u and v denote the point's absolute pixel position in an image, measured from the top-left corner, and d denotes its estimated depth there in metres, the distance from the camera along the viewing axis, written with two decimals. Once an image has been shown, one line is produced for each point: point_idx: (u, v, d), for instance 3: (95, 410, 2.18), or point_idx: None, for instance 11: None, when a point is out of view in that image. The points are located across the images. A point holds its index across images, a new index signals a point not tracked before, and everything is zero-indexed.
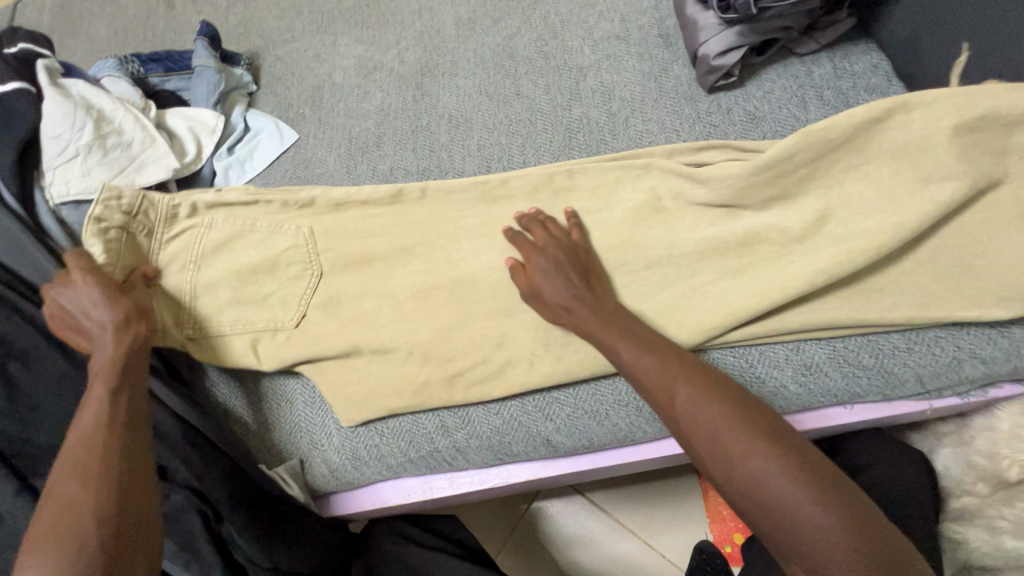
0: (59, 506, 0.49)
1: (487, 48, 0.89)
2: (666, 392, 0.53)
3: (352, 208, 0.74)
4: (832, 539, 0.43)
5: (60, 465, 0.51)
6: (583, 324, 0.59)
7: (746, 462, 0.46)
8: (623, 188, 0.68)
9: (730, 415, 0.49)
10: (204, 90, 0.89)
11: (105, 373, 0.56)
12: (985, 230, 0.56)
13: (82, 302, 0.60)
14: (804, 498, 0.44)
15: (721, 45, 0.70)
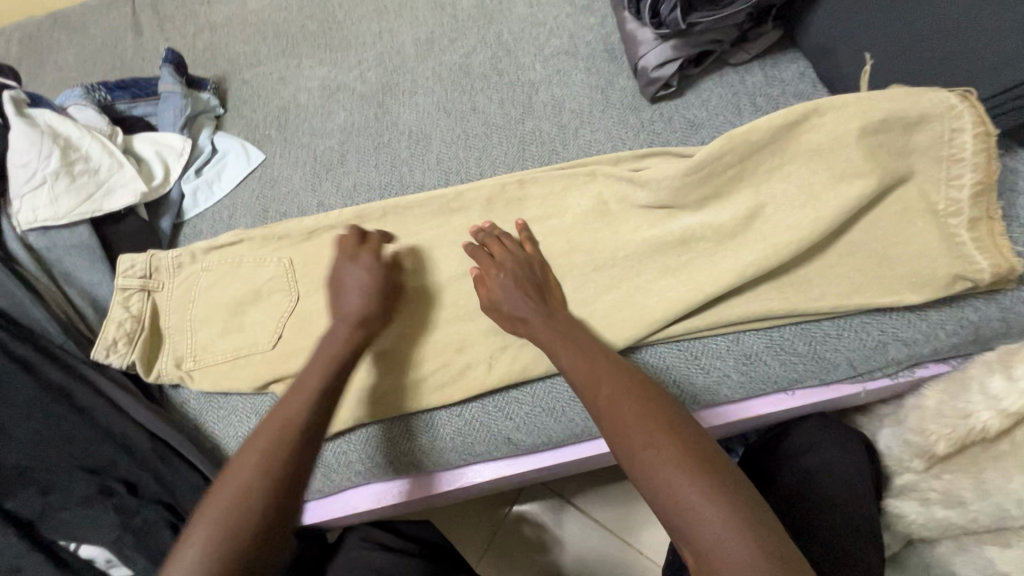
0: (240, 476, 0.51)
1: (444, 67, 0.93)
2: (591, 389, 0.55)
3: (325, 235, 0.79)
4: (718, 533, 0.42)
5: (257, 434, 0.54)
6: (530, 329, 0.63)
7: (646, 452, 0.47)
8: (571, 196, 0.73)
9: (642, 410, 0.50)
10: (171, 115, 0.91)
11: (324, 366, 0.61)
12: (899, 221, 0.61)
13: (365, 283, 0.68)
14: (697, 491, 0.44)
15: (659, 58, 0.74)
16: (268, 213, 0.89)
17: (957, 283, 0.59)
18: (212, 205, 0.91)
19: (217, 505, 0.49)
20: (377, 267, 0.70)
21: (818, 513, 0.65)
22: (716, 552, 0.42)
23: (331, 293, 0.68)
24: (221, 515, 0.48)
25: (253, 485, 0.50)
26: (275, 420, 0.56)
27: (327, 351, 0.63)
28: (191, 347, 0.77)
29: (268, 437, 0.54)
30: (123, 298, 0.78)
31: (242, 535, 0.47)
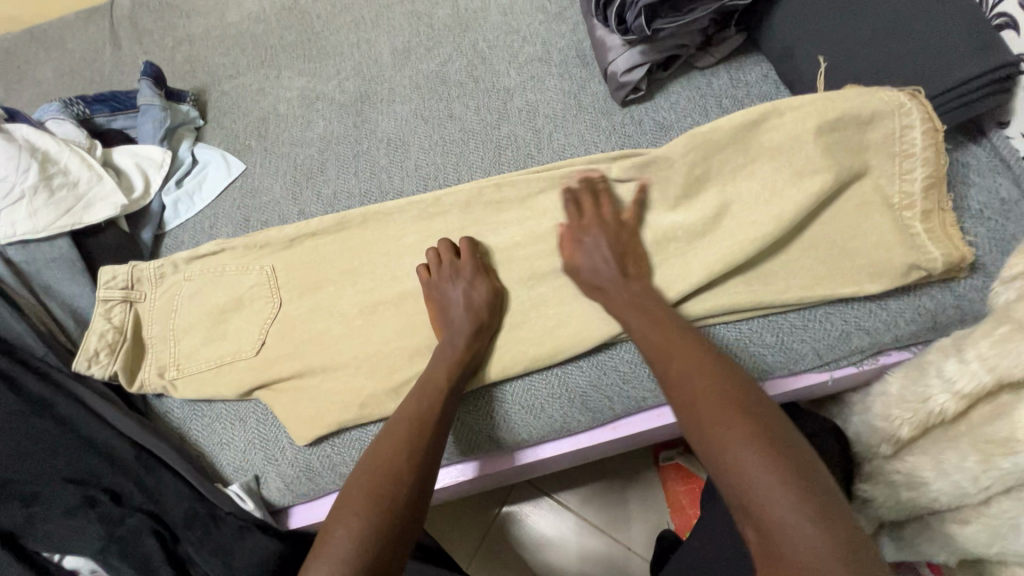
0: (388, 454, 0.58)
1: (421, 75, 0.95)
2: (665, 361, 0.57)
3: (306, 241, 0.81)
4: (786, 515, 0.42)
5: (397, 419, 0.62)
6: (613, 297, 0.65)
7: (718, 428, 0.49)
8: (547, 198, 0.75)
9: (716, 389, 0.52)
10: (150, 127, 0.92)
11: (446, 369, 0.65)
12: (855, 217, 0.64)
13: (462, 295, 0.69)
14: (762, 470, 0.45)
15: (627, 63, 0.76)
16: (250, 222, 0.90)
17: (912, 271, 0.62)
18: (194, 216, 0.92)
19: (365, 484, 0.56)
20: (481, 277, 0.70)
21: None
22: (781, 532, 0.42)
23: (435, 310, 0.70)
24: (369, 491, 0.55)
25: (394, 468, 0.57)
26: (409, 410, 0.62)
27: (450, 356, 0.66)
28: (174, 357, 0.78)
29: (406, 427, 0.61)
30: (104, 310, 0.78)
31: (384, 511, 0.54)
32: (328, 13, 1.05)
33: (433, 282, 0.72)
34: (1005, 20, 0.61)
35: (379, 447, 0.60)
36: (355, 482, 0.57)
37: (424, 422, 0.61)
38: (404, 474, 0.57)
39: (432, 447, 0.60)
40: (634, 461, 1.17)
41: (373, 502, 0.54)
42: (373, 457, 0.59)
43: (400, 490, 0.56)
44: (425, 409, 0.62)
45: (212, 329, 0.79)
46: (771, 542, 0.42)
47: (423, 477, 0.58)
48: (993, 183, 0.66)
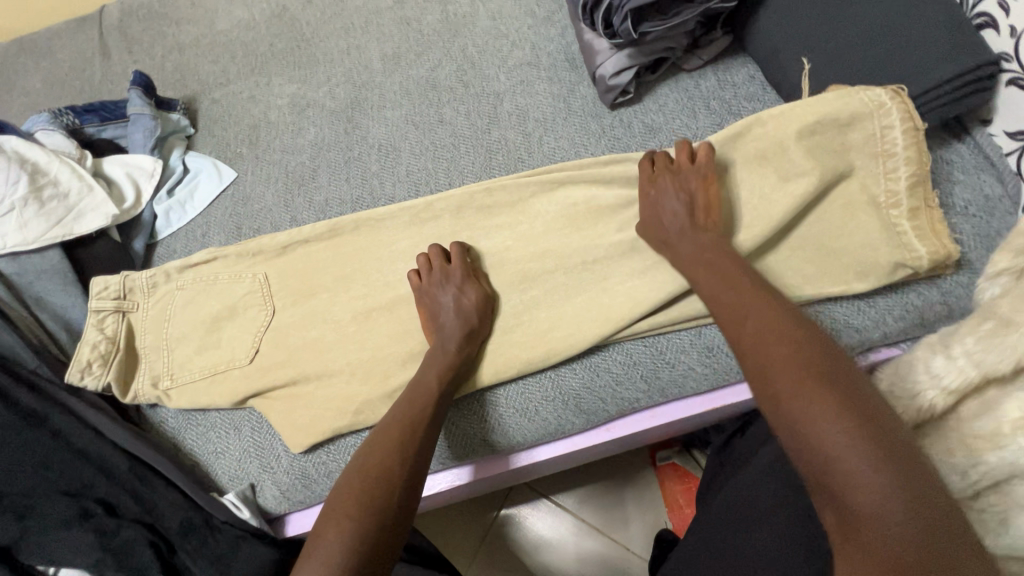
0: (375, 457, 0.59)
1: (411, 81, 0.95)
2: (738, 324, 0.53)
3: (298, 249, 0.81)
4: (873, 498, 0.38)
5: (385, 422, 0.63)
6: (684, 256, 0.63)
7: (795, 399, 0.44)
8: (538, 202, 0.75)
9: (795, 356, 0.47)
10: (140, 137, 0.92)
11: (435, 375, 0.66)
12: (842, 216, 0.65)
13: (452, 301, 0.69)
14: (850, 442, 0.40)
15: (615, 67, 0.77)
16: (242, 229, 0.90)
17: (899, 269, 0.63)
18: (185, 224, 0.92)
19: (356, 482, 0.57)
20: (469, 280, 0.71)
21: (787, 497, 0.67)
22: (864, 513, 0.39)
23: (426, 316, 0.71)
24: (358, 488, 0.56)
25: (384, 467, 0.58)
26: (401, 412, 0.63)
27: (439, 360, 0.66)
28: (167, 367, 0.78)
29: (398, 427, 0.62)
30: (97, 320, 0.78)
31: (373, 509, 0.54)
32: (317, 19, 1.05)
33: (423, 287, 0.72)
34: (985, 20, 0.62)
35: (367, 451, 0.60)
36: (347, 480, 0.58)
37: (411, 425, 0.62)
38: (395, 474, 0.58)
39: (417, 451, 0.60)
40: (630, 461, 1.18)
41: (363, 499, 0.55)
42: (365, 455, 0.60)
43: (387, 493, 0.56)
44: (417, 411, 0.63)
45: (206, 337, 0.79)
46: (853, 524, 0.39)
47: (411, 478, 0.58)
48: (976, 180, 0.67)
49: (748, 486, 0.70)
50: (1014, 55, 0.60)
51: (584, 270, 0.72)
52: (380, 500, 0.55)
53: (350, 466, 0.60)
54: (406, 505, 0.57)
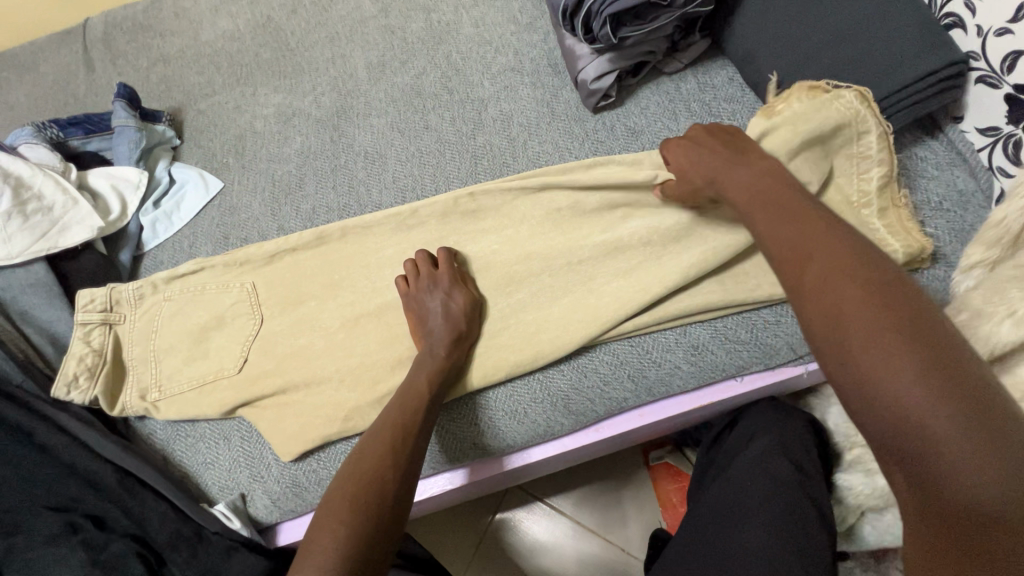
0: (369, 462, 0.59)
1: (396, 88, 0.96)
2: (797, 261, 0.44)
3: (286, 257, 0.81)
4: (963, 475, 0.33)
5: (378, 426, 0.63)
6: (726, 185, 0.56)
7: (872, 356, 0.37)
8: (524, 205, 0.76)
9: (872, 304, 0.39)
10: (126, 149, 0.92)
11: (426, 379, 0.66)
12: None
13: (440, 306, 0.69)
14: (932, 406, 0.34)
15: (597, 71, 0.78)
16: (229, 239, 0.90)
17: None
18: (172, 235, 0.92)
19: (348, 488, 0.57)
20: (457, 284, 0.71)
21: (775, 491, 0.68)
22: (949, 487, 0.33)
23: (414, 321, 0.71)
24: (350, 494, 0.56)
25: (377, 472, 0.58)
26: (391, 417, 0.63)
27: (429, 365, 0.67)
28: (155, 378, 0.78)
29: (389, 432, 0.62)
30: (83, 333, 0.77)
31: (366, 513, 0.55)
32: (302, 29, 1.06)
33: (411, 293, 0.72)
34: (952, 20, 0.64)
35: (361, 454, 0.60)
36: (338, 486, 0.58)
37: (405, 429, 0.62)
38: (387, 479, 0.58)
39: (409, 455, 0.61)
40: (624, 462, 1.18)
41: (356, 504, 0.55)
42: (356, 461, 0.60)
43: (381, 497, 0.56)
44: (407, 416, 0.63)
45: (194, 348, 0.79)
46: (932, 498, 0.34)
47: (403, 482, 0.58)
48: (948, 176, 0.68)
49: (738, 483, 0.71)
50: (981, 54, 0.62)
51: (570, 272, 0.73)
52: (374, 505, 0.55)
53: (343, 471, 0.60)
54: (400, 510, 0.57)
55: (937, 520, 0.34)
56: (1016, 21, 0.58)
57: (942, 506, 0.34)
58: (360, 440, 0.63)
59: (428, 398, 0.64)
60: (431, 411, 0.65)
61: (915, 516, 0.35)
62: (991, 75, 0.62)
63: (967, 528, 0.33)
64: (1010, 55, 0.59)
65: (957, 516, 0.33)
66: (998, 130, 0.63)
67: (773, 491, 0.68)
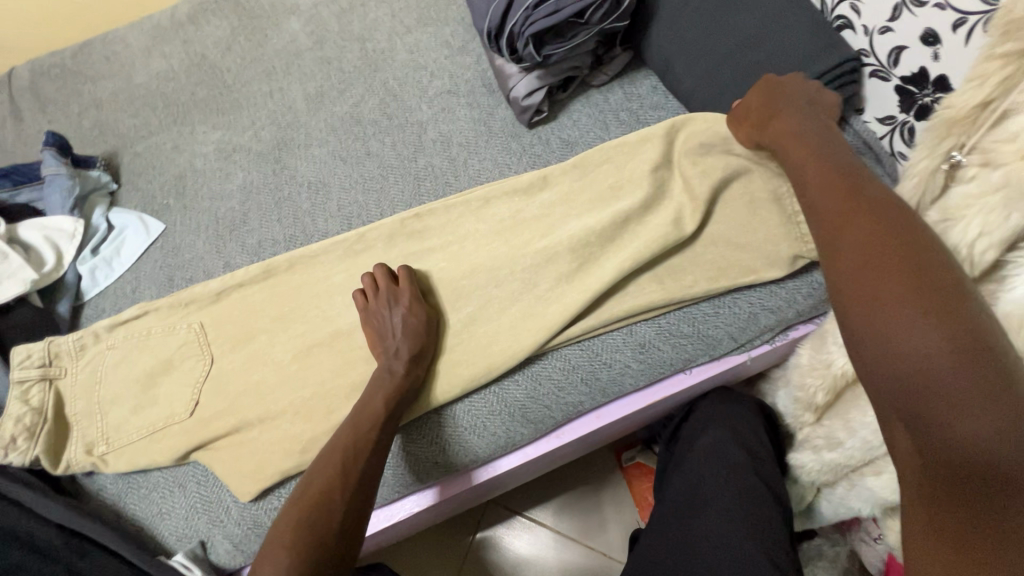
0: (319, 487, 0.59)
1: (336, 117, 0.97)
2: (833, 228, 0.52)
3: (234, 294, 0.81)
4: (959, 432, 0.39)
5: (328, 449, 0.62)
6: (782, 141, 0.64)
7: (892, 312, 0.44)
8: (467, 222, 0.78)
9: (890, 270, 0.46)
10: (57, 198, 0.89)
11: (382, 398, 0.65)
12: (741, 214, 0.73)
13: (398, 324, 0.69)
14: (937, 359, 0.41)
15: (527, 88, 0.81)
16: (174, 281, 0.88)
17: (798, 260, 0.71)
18: (113, 282, 0.90)
19: (298, 513, 0.57)
20: (418, 301, 0.72)
21: (727, 481, 0.71)
22: (944, 438, 0.39)
23: (372, 338, 0.70)
24: (297, 528, 0.56)
25: (324, 504, 0.58)
26: (342, 438, 0.63)
27: (385, 385, 0.66)
28: (102, 431, 0.75)
29: (339, 457, 0.61)
30: (21, 392, 0.74)
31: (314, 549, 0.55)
32: (238, 65, 1.06)
33: (370, 308, 0.72)
34: (843, 22, 0.70)
35: (312, 479, 0.60)
36: (286, 518, 0.57)
37: (358, 452, 0.62)
38: (339, 505, 0.59)
39: (361, 478, 0.61)
40: (599, 467, 1.19)
41: (305, 538, 0.55)
42: (302, 490, 0.59)
43: (332, 522, 0.57)
44: (356, 439, 0.62)
45: (141, 396, 0.76)
46: (928, 452, 0.40)
47: (357, 506, 0.59)
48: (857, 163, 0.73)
49: (694, 476, 0.74)
50: (870, 51, 0.68)
51: (516, 282, 0.74)
52: (327, 533, 0.56)
53: (292, 496, 0.59)
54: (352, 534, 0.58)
55: (931, 473, 0.40)
56: (895, 20, 0.63)
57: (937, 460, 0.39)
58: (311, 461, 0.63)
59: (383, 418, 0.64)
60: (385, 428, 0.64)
61: (915, 471, 0.41)
62: (881, 69, 0.67)
63: (958, 481, 0.38)
64: (894, 50, 0.65)
65: (954, 472, 0.38)
66: (893, 118, 0.69)
67: (726, 479, 0.71)
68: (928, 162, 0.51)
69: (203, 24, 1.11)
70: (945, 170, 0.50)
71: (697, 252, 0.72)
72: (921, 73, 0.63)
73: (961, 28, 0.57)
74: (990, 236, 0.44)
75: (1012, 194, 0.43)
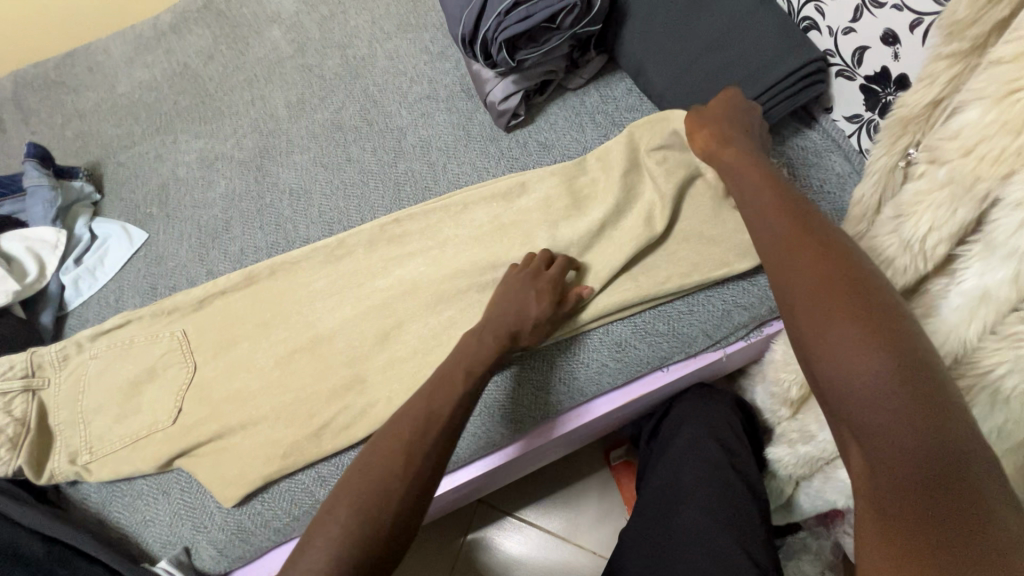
0: (384, 462, 0.57)
1: (317, 124, 0.98)
2: (782, 254, 0.51)
3: (216, 301, 0.81)
4: (904, 446, 0.38)
5: (401, 421, 0.60)
6: (734, 161, 0.64)
7: (837, 338, 0.43)
8: (446, 226, 0.79)
9: (838, 294, 0.45)
10: (40, 209, 0.90)
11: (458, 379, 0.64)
12: (712, 214, 0.75)
13: (523, 297, 0.69)
14: (883, 381, 0.40)
15: (503, 92, 0.82)
16: (157, 289, 0.89)
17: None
18: (97, 292, 0.91)
19: (357, 488, 0.55)
20: (549, 291, 0.69)
21: (707, 475, 0.73)
22: (891, 457, 0.38)
23: (491, 304, 0.71)
24: (354, 508, 0.54)
25: (388, 478, 0.56)
26: (417, 408, 0.61)
27: (469, 359, 0.66)
28: (86, 440, 0.75)
29: (409, 432, 0.59)
30: (4, 403, 0.74)
31: (366, 533, 0.53)
32: (220, 74, 1.07)
33: (511, 276, 0.72)
34: (809, 23, 0.72)
35: (377, 451, 0.58)
36: (345, 494, 0.55)
37: (429, 428, 0.59)
38: (398, 486, 0.56)
39: (428, 459, 0.58)
40: (587, 466, 1.20)
41: (359, 519, 0.53)
42: (367, 465, 0.57)
43: (390, 503, 0.55)
44: (429, 415, 0.60)
45: (124, 405, 0.77)
46: (877, 465, 0.39)
47: (418, 489, 0.56)
48: (826, 161, 0.74)
49: (673, 473, 0.75)
50: (836, 51, 0.69)
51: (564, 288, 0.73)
52: (381, 517, 0.54)
53: (356, 466, 0.58)
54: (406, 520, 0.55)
55: (881, 487, 0.39)
56: (857, 21, 0.65)
57: (887, 474, 0.39)
58: (383, 429, 0.61)
59: (433, 396, 0.62)
60: (457, 407, 0.62)
61: (867, 486, 0.40)
62: (846, 69, 0.69)
63: (906, 492, 0.37)
64: (858, 50, 0.66)
65: (902, 486, 0.37)
66: (860, 117, 0.70)
67: (706, 474, 0.73)
68: (886, 160, 0.52)
69: (185, 34, 1.12)
70: (902, 167, 0.52)
71: (671, 250, 0.74)
72: (883, 72, 0.64)
73: (918, 28, 0.59)
74: (939, 231, 0.46)
75: (957, 190, 0.44)
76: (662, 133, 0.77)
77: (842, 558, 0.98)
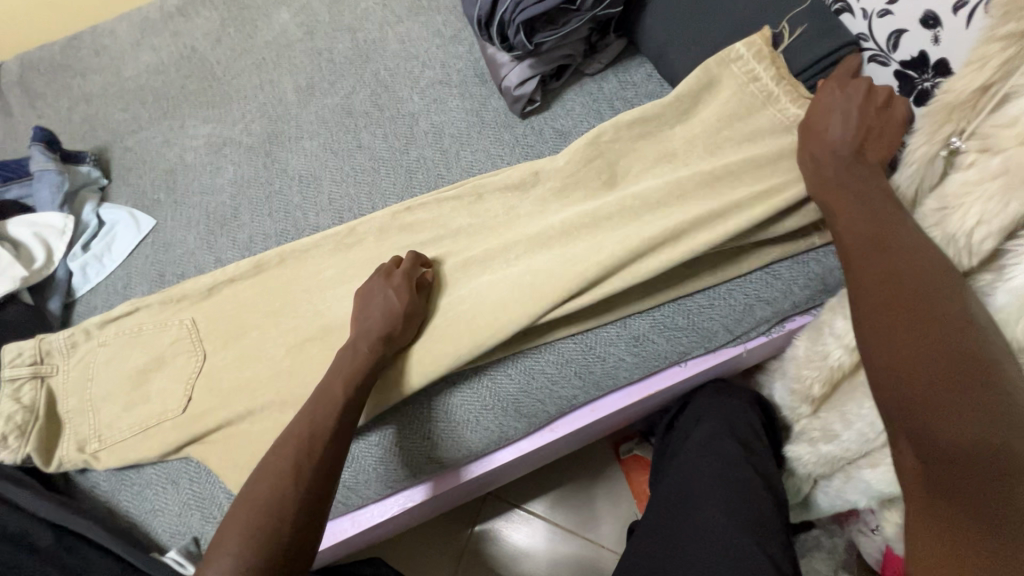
0: (270, 476, 0.57)
1: (327, 109, 0.95)
2: (858, 262, 0.53)
3: (224, 290, 0.80)
4: (959, 449, 0.41)
5: (286, 434, 0.60)
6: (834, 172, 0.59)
7: (899, 350, 0.47)
8: (459, 215, 0.77)
9: (903, 307, 0.48)
10: (47, 194, 0.88)
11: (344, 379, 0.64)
12: None
13: (382, 297, 0.68)
14: (940, 389, 0.43)
15: (519, 77, 0.79)
16: (165, 277, 0.88)
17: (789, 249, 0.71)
18: (105, 278, 0.89)
19: (246, 504, 0.56)
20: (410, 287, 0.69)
21: (726, 475, 0.71)
22: (940, 463, 0.42)
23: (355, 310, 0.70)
24: (247, 522, 0.54)
25: (276, 491, 0.56)
26: (308, 418, 0.61)
27: (348, 365, 0.65)
28: (94, 429, 0.74)
29: (296, 444, 0.59)
30: (13, 390, 0.74)
31: (260, 549, 0.52)
32: (228, 58, 1.04)
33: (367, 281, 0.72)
34: (841, 6, 0.69)
35: (266, 464, 0.58)
36: (235, 513, 0.55)
37: (316, 438, 0.60)
38: (286, 497, 0.56)
39: (317, 468, 0.58)
40: (598, 459, 1.19)
41: (248, 534, 0.53)
42: (255, 481, 0.57)
43: (282, 514, 0.55)
44: (315, 424, 0.60)
45: (131, 394, 0.75)
46: (933, 470, 0.43)
47: (309, 499, 0.57)
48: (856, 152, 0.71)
49: (690, 468, 0.74)
50: (869, 34, 0.67)
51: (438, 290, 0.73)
52: (268, 529, 0.54)
53: (247, 482, 0.58)
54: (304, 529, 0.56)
55: (935, 488, 0.42)
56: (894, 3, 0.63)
57: (943, 479, 0.42)
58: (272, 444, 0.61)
59: None
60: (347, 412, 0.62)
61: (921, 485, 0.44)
62: (880, 53, 0.66)
63: (956, 498, 0.41)
64: (893, 33, 0.64)
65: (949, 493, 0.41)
66: None
67: (722, 472, 0.71)
68: (927, 148, 0.52)
69: (192, 16, 1.09)
70: (944, 155, 0.51)
71: None
72: (921, 56, 0.62)
73: (964, 9, 0.57)
74: (986, 223, 0.46)
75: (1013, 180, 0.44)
76: (684, 121, 0.74)
77: (857, 556, 0.97)
